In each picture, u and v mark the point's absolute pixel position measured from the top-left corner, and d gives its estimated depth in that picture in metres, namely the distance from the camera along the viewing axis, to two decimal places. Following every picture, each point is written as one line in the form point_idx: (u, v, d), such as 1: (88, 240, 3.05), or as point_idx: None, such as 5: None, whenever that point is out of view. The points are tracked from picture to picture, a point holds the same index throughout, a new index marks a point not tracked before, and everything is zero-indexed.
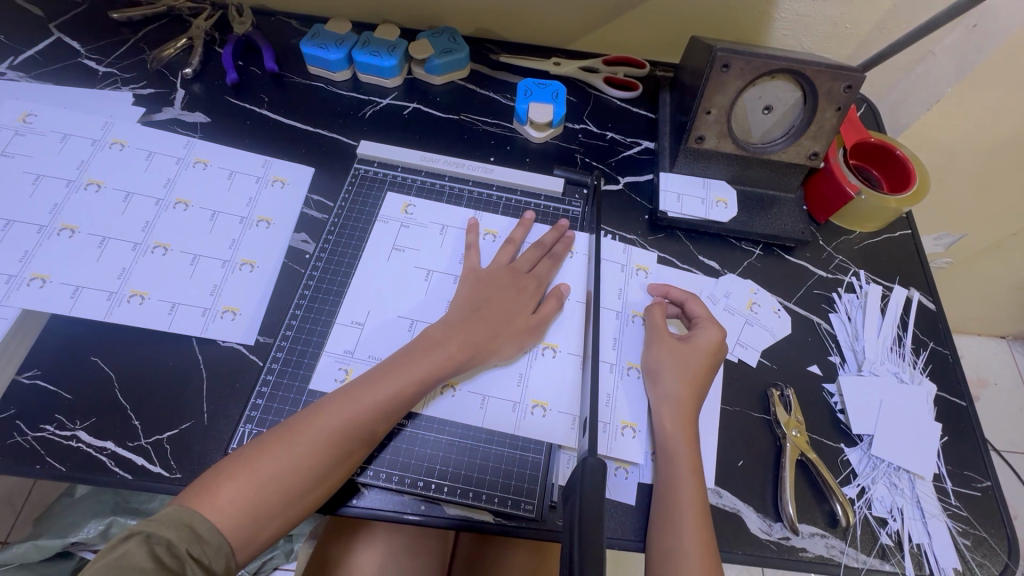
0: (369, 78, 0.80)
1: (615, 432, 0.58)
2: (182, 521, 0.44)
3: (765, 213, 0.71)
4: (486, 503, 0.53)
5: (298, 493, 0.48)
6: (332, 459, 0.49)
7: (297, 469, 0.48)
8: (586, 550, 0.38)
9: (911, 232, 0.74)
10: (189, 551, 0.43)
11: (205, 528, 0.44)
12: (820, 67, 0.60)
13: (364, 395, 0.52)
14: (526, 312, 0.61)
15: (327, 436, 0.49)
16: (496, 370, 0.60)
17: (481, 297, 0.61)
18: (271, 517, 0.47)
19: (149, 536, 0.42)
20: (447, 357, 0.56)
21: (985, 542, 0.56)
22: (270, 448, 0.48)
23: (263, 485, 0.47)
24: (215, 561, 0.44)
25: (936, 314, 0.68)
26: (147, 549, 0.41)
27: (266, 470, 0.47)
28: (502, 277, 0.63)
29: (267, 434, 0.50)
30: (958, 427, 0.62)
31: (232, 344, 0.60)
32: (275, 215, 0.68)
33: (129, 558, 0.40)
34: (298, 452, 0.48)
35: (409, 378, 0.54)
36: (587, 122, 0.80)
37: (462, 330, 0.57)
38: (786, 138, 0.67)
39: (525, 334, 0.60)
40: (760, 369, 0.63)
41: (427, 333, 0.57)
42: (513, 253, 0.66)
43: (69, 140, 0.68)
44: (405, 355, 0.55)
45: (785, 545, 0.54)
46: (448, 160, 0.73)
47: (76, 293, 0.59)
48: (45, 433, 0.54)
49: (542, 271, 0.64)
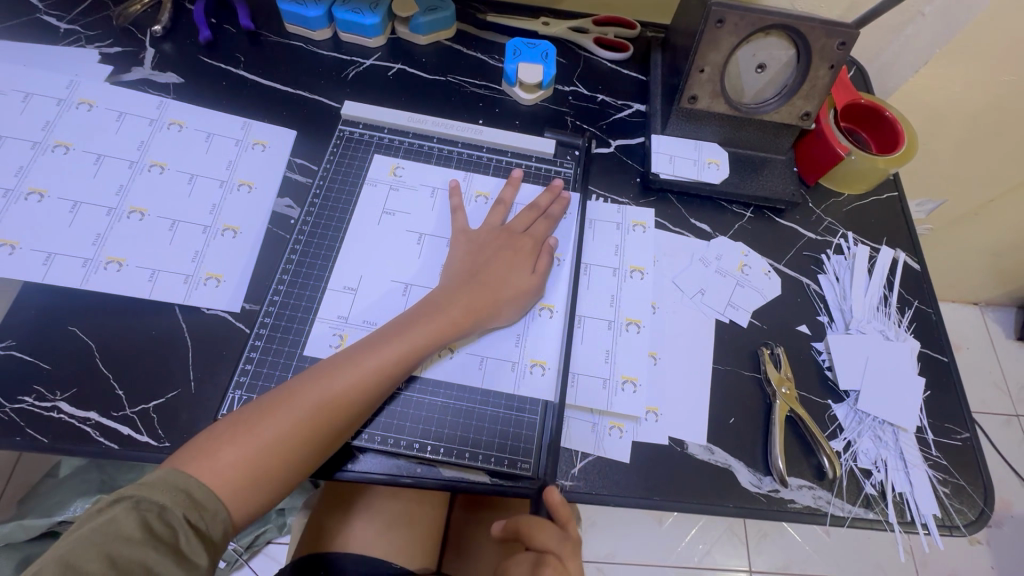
0: (351, 37, 0.77)
1: (615, 387, 0.58)
2: (177, 486, 0.43)
3: (756, 175, 0.71)
4: (483, 463, 0.54)
5: (298, 456, 0.47)
6: (335, 421, 0.49)
7: (299, 431, 0.47)
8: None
9: (898, 194, 0.75)
10: (184, 518, 0.42)
11: (202, 494, 0.43)
12: (815, 23, 0.59)
13: (368, 358, 0.51)
14: (525, 275, 0.60)
15: (328, 401, 0.49)
16: (493, 332, 0.59)
17: (477, 264, 0.60)
18: (272, 479, 0.46)
19: (138, 502, 0.41)
20: (449, 322, 0.55)
21: (964, 490, 0.58)
22: (269, 412, 0.48)
23: (264, 448, 0.46)
24: (213, 527, 0.43)
25: (920, 274, 0.70)
26: (137, 516, 0.40)
27: (267, 432, 0.47)
28: (496, 240, 0.62)
29: (265, 397, 0.49)
30: (941, 382, 0.63)
31: (217, 311, 0.58)
32: (257, 179, 0.65)
33: (118, 524, 0.39)
34: (299, 417, 0.48)
35: (412, 342, 0.53)
36: (577, 84, 0.78)
37: (463, 295, 0.57)
38: (779, 98, 0.66)
39: (523, 298, 0.59)
40: (751, 329, 0.64)
41: (427, 300, 0.57)
42: (505, 214, 0.65)
43: (32, 100, 0.64)
44: (407, 320, 0.55)
45: (774, 497, 0.56)
46: (436, 121, 0.70)
47: (49, 260, 0.56)
48: (24, 404, 0.52)
49: (539, 230, 0.64)
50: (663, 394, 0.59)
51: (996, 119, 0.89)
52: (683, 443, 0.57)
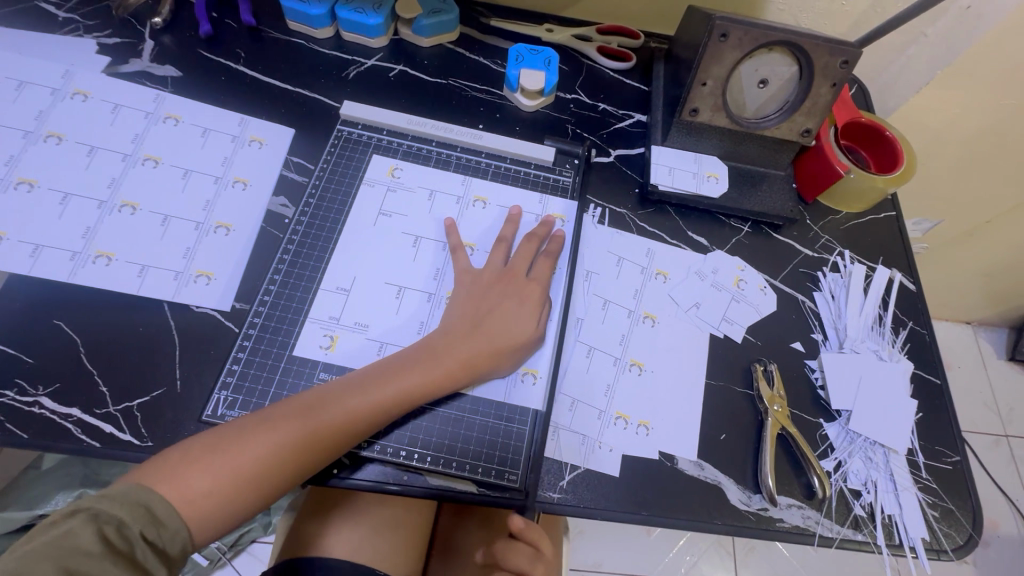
0: (353, 36, 0.76)
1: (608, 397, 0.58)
2: (137, 500, 0.42)
3: (755, 190, 0.71)
4: (469, 473, 0.53)
5: (269, 482, 0.47)
6: (312, 455, 0.49)
7: (275, 462, 0.47)
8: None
9: (896, 214, 0.75)
10: (143, 533, 0.41)
11: (163, 509, 0.43)
12: (818, 40, 0.59)
13: (355, 400, 0.51)
14: (527, 329, 0.58)
15: (309, 434, 0.48)
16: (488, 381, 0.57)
17: (481, 309, 0.58)
18: (238, 506, 0.46)
19: (96, 514, 0.40)
20: (445, 373, 0.54)
21: (952, 514, 0.58)
22: (250, 436, 0.47)
23: (236, 476, 0.46)
24: (171, 545, 0.43)
25: (915, 294, 0.69)
26: (95, 528, 0.39)
27: (243, 460, 0.46)
28: (500, 283, 0.60)
29: (249, 417, 0.49)
30: (933, 404, 0.63)
31: (206, 310, 0.58)
32: (252, 176, 0.65)
33: (74, 537, 0.38)
34: (278, 446, 0.47)
35: (403, 389, 0.52)
36: (579, 93, 0.78)
37: (463, 345, 0.55)
38: (780, 113, 0.66)
39: (522, 347, 0.57)
40: (745, 345, 0.64)
41: (426, 343, 0.55)
42: (507, 252, 0.63)
43: (26, 88, 0.62)
44: (402, 362, 0.54)
45: (763, 515, 0.55)
46: (437, 124, 0.70)
47: (36, 252, 0.55)
48: (4, 398, 0.51)
49: (541, 271, 0.62)
50: (655, 409, 0.58)
51: (995, 141, 0.90)
52: (673, 458, 0.57)
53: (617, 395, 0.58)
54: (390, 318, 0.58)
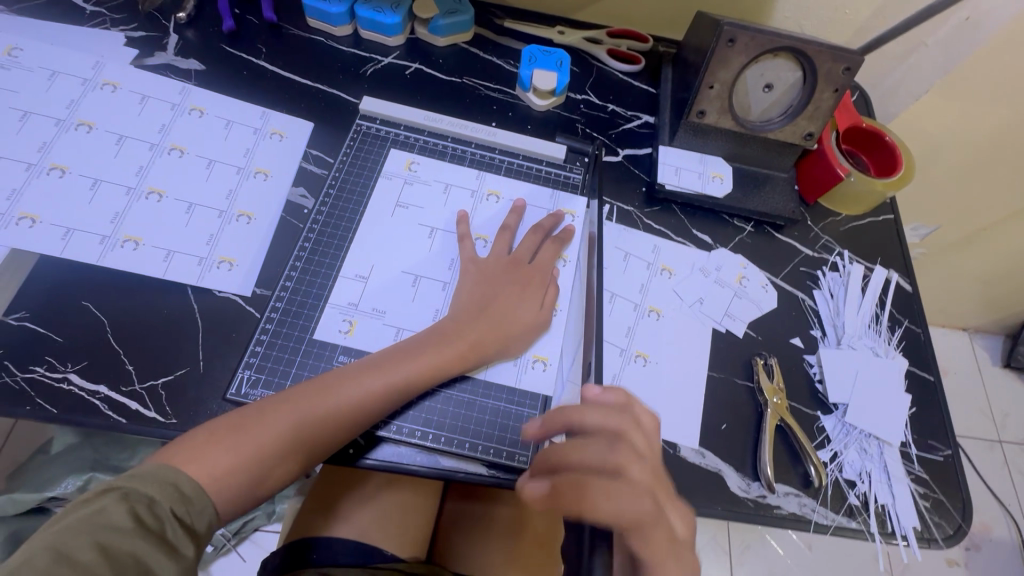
0: (370, 34, 0.78)
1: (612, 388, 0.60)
2: (166, 479, 0.44)
3: (758, 191, 0.73)
4: (481, 455, 0.55)
5: (291, 460, 0.50)
6: (328, 435, 0.51)
7: (293, 439, 0.49)
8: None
9: (894, 217, 0.77)
10: (171, 511, 0.43)
11: (189, 487, 0.44)
12: (822, 47, 0.62)
13: (369, 381, 0.53)
14: (533, 310, 0.61)
15: (326, 412, 0.50)
16: (497, 365, 0.59)
17: (487, 297, 0.60)
18: (259, 483, 0.48)
19: (127, 493, 0.42)
20: (456, 356, 0.56)
21: (943, 505, 0.60)
22: (270, 416, 0.49)
23: (257, 454, 0.48)
24: (199, 522, 0.44)
25: (911, 294, 0.72)
26: (127, 507, 0.41)
27: (263, 439, 0.48)
28: (504, 272, 0.62)
29: (269, 398, 0.51)
30: (926, 400, 0.65)
31: (228, 294, 0.60)
32: (273, 167, 0.67)
33: (108, 515, 0.40)
34: (298, 425, 0.50)
35: (415, 370, 0.54)
36: (589, 93, 0.81)
37: (472, 329, 0.57)
38: (785, 116, 0.68)
39: (527, 332, 0.60)
40: (746, 339, 0.66)
41: (436, 328, 0.57)
42: (510, 241, 0.65)
43: (57, 78, 0.64)
44: (413, 345, 0.56)
45: (761, 502, 0.57)
46: (452, 121, 0.72)
47: (68, 235, 0.57)
48: (35, 374, 0.53)
49: (543, 259, 0.64)
50: (659, 397, 0.61)
51: (990, 149, 0.92)
52: (676, 446, 0.59)
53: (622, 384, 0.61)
54: (407, 304, 0.61)
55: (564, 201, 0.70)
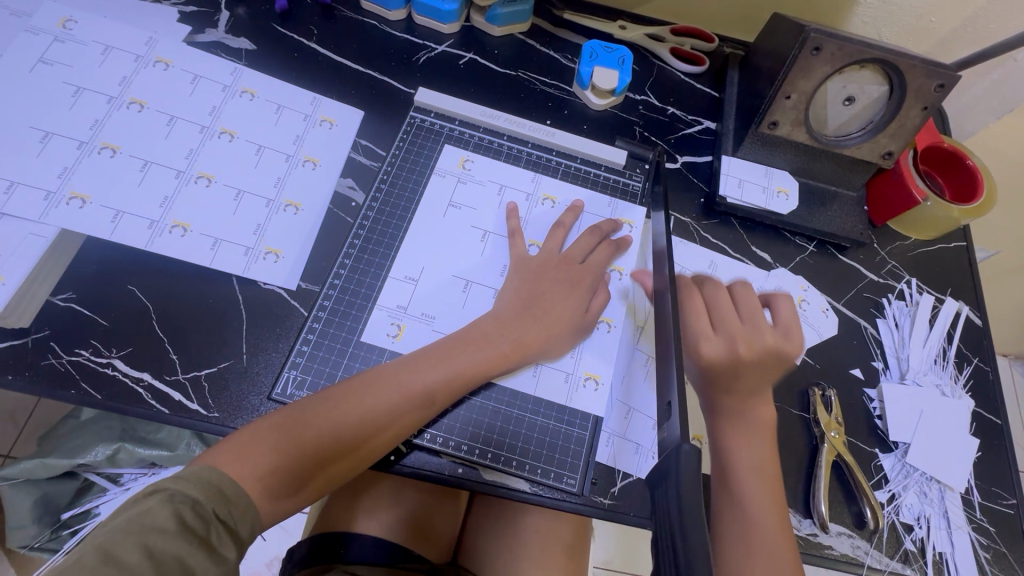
0: (425, 20, 0.75)
1: None
2: (210, 480, 0.42)
3: (825, 210, 0.69)
4: (527, 472, 0.53)
5: (334, 466, 0.48)
6: (370, 439, 0.48)
7: (334, 439, 0.47)
8: (690, 533, 0.33)
9: (966, 245, 0.72)
10: (215, 513, 0.42)
11: (233, 489, 0.43)
12: (916, 61, 0.57)
13: (411, 382, 0.50)
14: (576, 309, 0.58)
15: (369, 416, 0.48)
16: (543, 373, 0.57)
17: (533, 293, 0.58)
18: (300, 488, 0.46)
19: (173, 493, 0.40)
20: (497, 356, 0.54)
21: (1005, 558, 0.57)
22: (312, 419, 0.47)
23: (297, 453, 0.46)
24: (241, 524, 0.43)
25: (981, 330, 0.68)
26: (171, 508, 0.40)
27: (306, 438, 0.46)
28: (553, 269, 0.60)
29: (309, 398, 0.49)
30: (992, 444, 0.62)
31: (273, 287, 0.58)
32: (322, 157, 0.65)
33: (153, 516, 0.39)
34: (341, 429, 0.47)
35: (456, 370, 0.52)
36: (649, 94, 0.77)
37: (513, 327, 0.55)
38: (863, 133, 0.64)
39: (570, 334, 0.57)
40: (804, 367, 0.63)
41: (475, 325, 0.55)
42: (562, 240, 0.63)
43: (111, 53, 0.63)
44: (453, 344, 0.53)
45: (812, 541, 0.55)
46: (509, 118, 0.69)
47: (117, 218, 0.56)
48: (80, 357, 0.53)
49: (596, 260, 0.61)
50: None
51: None
52: None
53: None
54: (456, 310, 0.58)
55: (623, 206, 0.67)
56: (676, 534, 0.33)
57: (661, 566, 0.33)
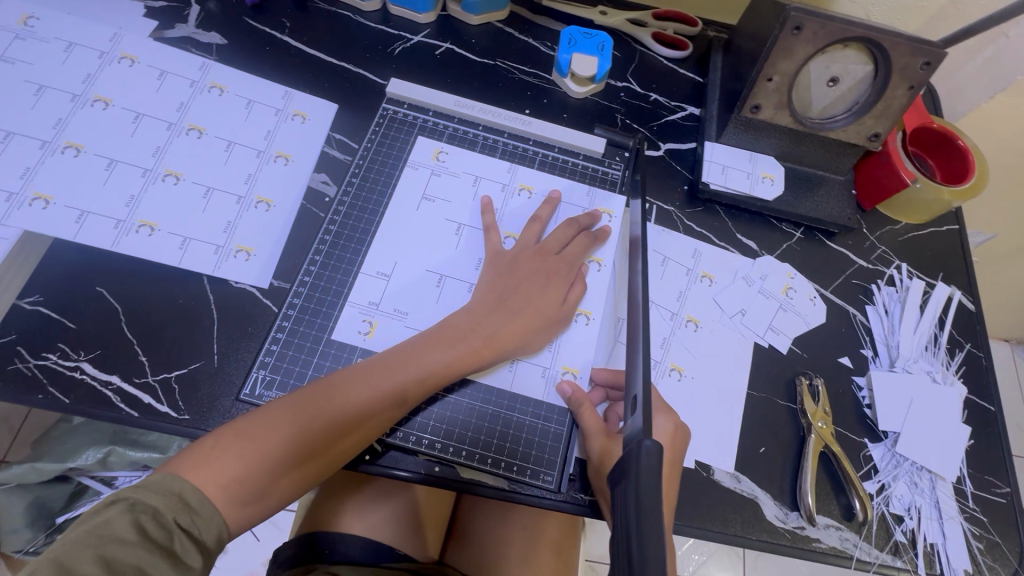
0: (400, 10, 0.74)
1: (663, 373, 0.58)
2: (171, 488, 0.41)
3: (812, 194, 0.67)
4: (503, 470, 0.52)
5: (304, 470, 0.47)
6: (341, 440, 0.48)
7: (304, 442, 0.46)
8: (648, 535, 0.31)
9: (959, 228, 0.70)
10: (177, 521, 0.41)
11: (195, 497, 0.42)
12: (900, 39, 0.55)
13: (382, 382, 0.49)
14: (553, 301, 0.57)
15: (337, 417, 0.47)
16: (519, 367, 0.56)
17: (509, 288, 0.56)
18: (269, 493, 0.45)
19: (133, 503, 0.40)
20: (470, 353, 0.52)
21: (998, 548, 0.55)
22: (278, 423, 0.46)
23: (265, 458, 0.45)
24: (206, 532, 0.42)
25: (974, 315, 0.66)
26: (131, 518, 0.39)
27: (273, 442, 0.45)
28: (530, 261, 0.58)
29: (276, 401, 0.48)
30: (985, 432, 0.60)
31: (244, 285, 0.57)
32: (294, 152, 0.63)
33: (112, 527, 0.38)
34: (308, 432, 0.46)
35: (428, 368, 0.51)
36: (630, 81, 0.75)
37: (487, 323, 0.54)
38: (849, 115, 0.62)
39: (547, 328, 0.56)
40: (790, 356, 0.61)
41: (449, 322, 0.54)
42: (539, 233, 0.61)
43: (75, 50, 0.61)
44: (425, 341, 0.52)
45: (799, 534, 0.54)
46: (484, 108, 0.68)
47: (82, 218, 0.55)
48: (47, 361, 0.52)
49: (574, 252, 0.60)
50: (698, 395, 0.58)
51: None
52: (710, 469, 0.55)
53: (672, 348, 0.60)
54: (431, 305, 0.57)
55: (603, 194, 0.66)
56: (633, 536, 0.32)
57: (618, 568, 0.32)
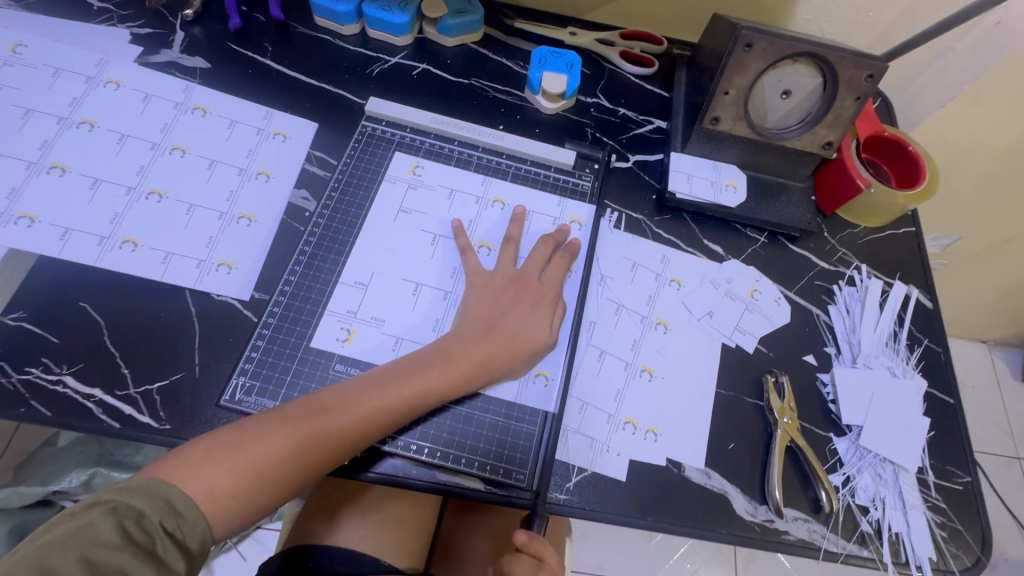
0: (378, 34, 0.77)
1: (633, 373, 0.60)
2: (157, 492, 0.43)
3: (773, 201, 0.71)
4: (477, 470, 0.54)
5: (290, 482, 0.48)
6: (331, 457, 0.49)
7: (294, 458, 0.48)
8: None
9: (915, 230, 0.74)
10: (162, 525, 0.42)
11: (182, 502, 0.43)
12: (844, 53, 0.59)
13: (372, 400, 0.51)
14: (527, 310, 0.59)
15: (328, 433, 0.49)
16: (501, 381, 0.57)
17: (492, 306, 0.59)
18: (254, 502, 0.46)
19: (116, 507, 0.40)
20: (460, 374, 0.54)
21: (961, 535, 0.57)
22: (269, 436, 0.47)
23: (253, 470, 0.46)
24: (190, 537, 0.43)
25: (932, 312, 0.69)
26: (114, 522, 0.40)
27: (262, 455, 0.46)
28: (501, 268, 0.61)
29: (267, 413, 0.49)
30: (945, 423, 0.63)
31: (227, 298, 0.59)
32: (275, 169, 0.66)
33: (95, 530, 0.39)
34: (298, 446, 0.48)
35: (418, 388, 0.52)
36: (599, 97, 0.78)
37: (474, 345, 0.56)
38: (803, 125, 0.66)
39: (524, 335, 0.58)
40: (757, 355, 0.64)
41: (441, 345, 0.56)
42: (515, 254, 0.63)
43: (61, 75, 0.64)
44: (417, 362, 0.54)
45: (769, 527, 0.55)
46: (459, 124, 0.71)
47: (66, 236, 0.57)
48: (30, 375, 0.53)
49: (550, 264, 0.62)
50: (669, 395, 0.60)
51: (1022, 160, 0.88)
52: (680, 466, 0.57)
53: (643, 350, 0.62)
54: (407, 313, 0.59)
55: (572, 200, 0.69)
56: None
57: None
